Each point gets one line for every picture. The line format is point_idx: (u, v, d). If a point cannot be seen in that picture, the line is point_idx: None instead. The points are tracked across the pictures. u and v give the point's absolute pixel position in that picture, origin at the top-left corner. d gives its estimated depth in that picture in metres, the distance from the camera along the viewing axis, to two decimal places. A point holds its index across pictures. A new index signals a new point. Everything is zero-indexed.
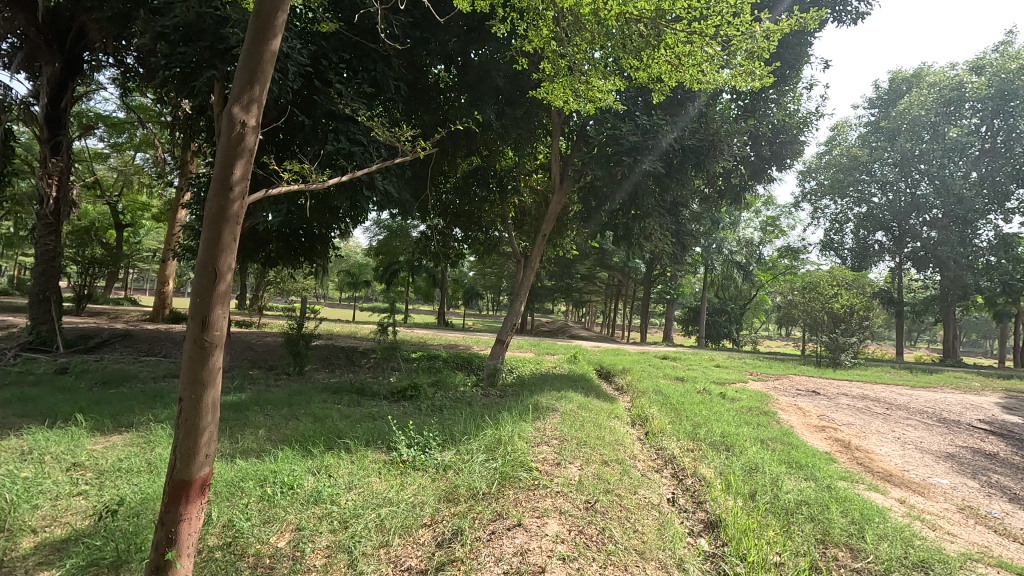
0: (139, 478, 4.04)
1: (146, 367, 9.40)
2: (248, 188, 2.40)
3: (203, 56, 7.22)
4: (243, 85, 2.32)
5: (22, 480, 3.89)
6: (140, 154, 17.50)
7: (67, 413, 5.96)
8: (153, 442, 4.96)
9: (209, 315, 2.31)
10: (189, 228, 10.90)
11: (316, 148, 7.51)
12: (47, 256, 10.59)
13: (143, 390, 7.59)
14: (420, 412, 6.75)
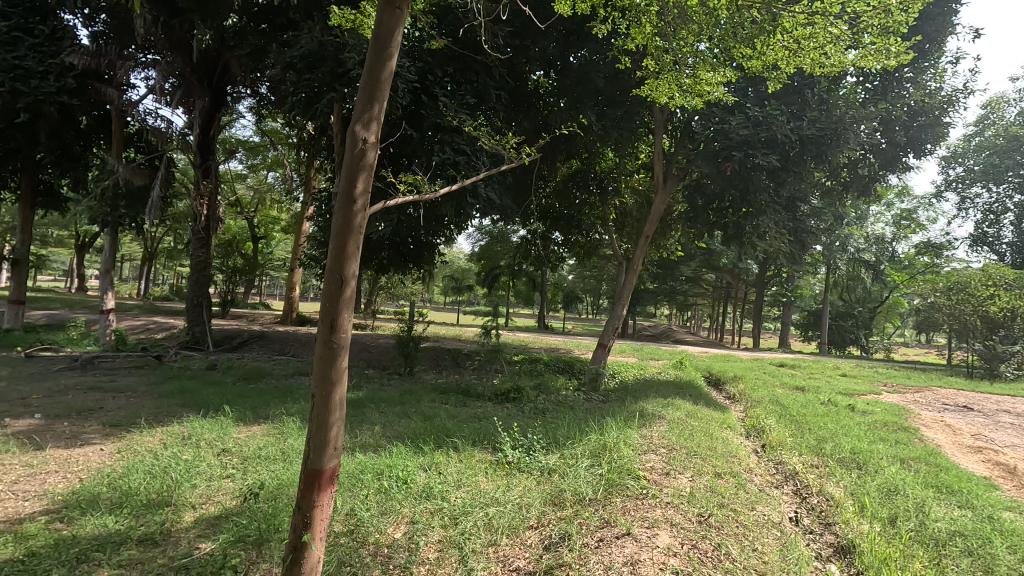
0: (276, 465, 4.50)
1: (279, 366, 10.41)
2: (369, 200, 2.57)
3: (324, 80, 7.89)
4: (364, 104, 2.50)
5: (184, 462, 4.49)
6: (271, 173, 19.47)
7: (216, 404, 6.77)
8: (286, 433, 5.49)
9: (337, 318, 2.50)
10: (313, 238, 11.95)
11: (424, 159, 7.91)
12: (199, 266, 12.10)
13: (276, 386, 8.41)
14: (523, 414, 6.83)
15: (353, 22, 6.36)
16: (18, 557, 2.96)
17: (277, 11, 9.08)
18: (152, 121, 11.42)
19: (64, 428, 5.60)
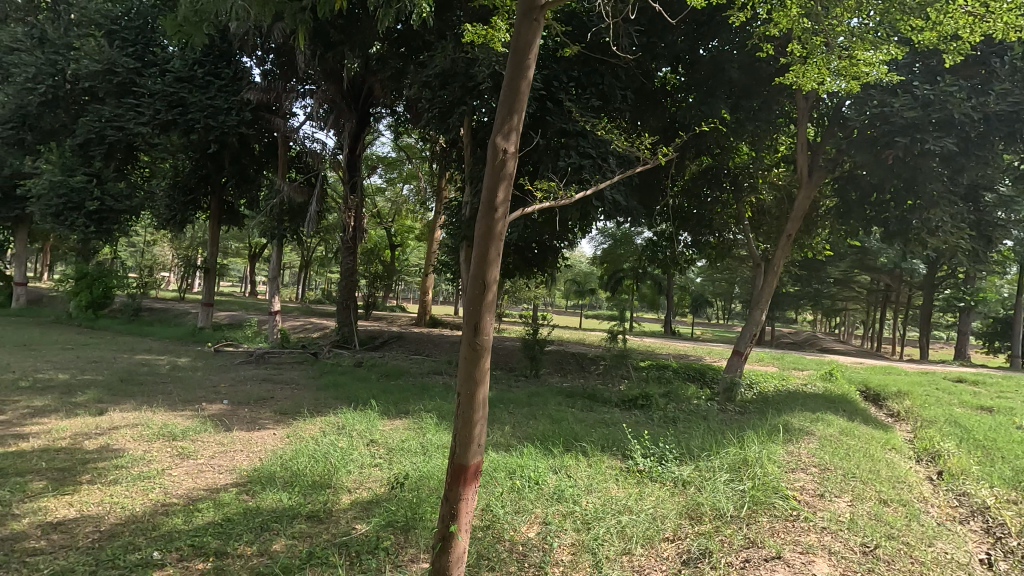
0: (417, 458, 4.83)
1: (415, 365, 11.15)
2: (509, 208, 2.67)
3: (456, 95, 8.35)
4: (505, 114, 2.61)
5: (340, 449, 4.99)
6: (406, 186, 20.98)
7: (364, 398, 7.45)
8: (424, 428, 5.87)
9: (479, 322, 2.64)
10: (445, 245, 12.65)
11: (550, 165, 8.02)
12: (347, 273, 13.40)
13: (414, 384, 9.01)
14: (653, 422, 6.63)
15: (485, 38, 6.72)
16: (217, 520, 3.49)
17: (414, 34, 9.76)
18: (310, 144, 12.89)
19: (245, 413, 6.50)
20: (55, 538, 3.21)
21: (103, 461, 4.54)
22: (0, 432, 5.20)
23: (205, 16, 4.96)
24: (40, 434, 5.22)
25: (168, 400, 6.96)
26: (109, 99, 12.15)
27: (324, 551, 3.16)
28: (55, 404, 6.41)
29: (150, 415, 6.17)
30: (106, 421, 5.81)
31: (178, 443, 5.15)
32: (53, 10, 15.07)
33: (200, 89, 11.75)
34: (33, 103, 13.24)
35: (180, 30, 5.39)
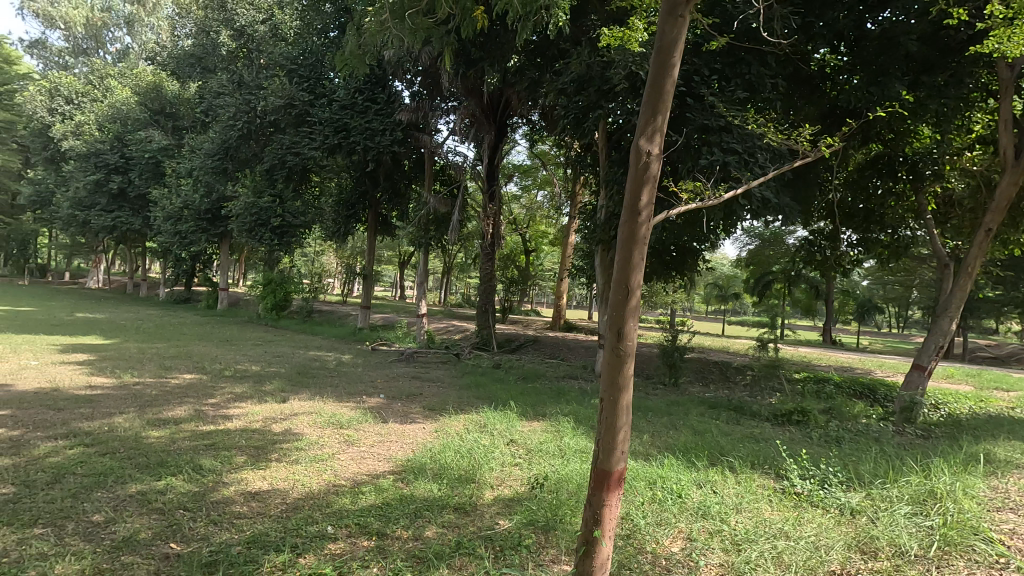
0: (555, 460, 4.89)
1: (551, 368, 11.32)
2: (653, 212, 2.69)
3: (591, 100, 8.36)
4: (647, 118, 2.64)
5: (483, 447, 5.23)
6: (541, 192, 21.42)
7: (503, 399, 7.75)
8: (562, 431, 5.93)
9: (623, 328, 2.70)
10: (580, 250, 12.67)
11: (690, 163, 7.68)
12: (486, 278, 14.02)
13: (550, 387, 9.16)
14: (811, 440, 6.00)
15: (622, 40, 6.68)
16: (377, 504, 3.86)
17: (549, 44, 9.96)
18: (453, 157, 13.74)
19: (398, 407, 7.11)
20: (253, 505, 3.79)
21: (287, 443, 5.26)
22: (212, 412, 6.27)
23: (366, 50, 5.55)
24: (240, 416, 6.19)
25: (335, 392, 7.86)
26: (289, 129, 14.08)
27: (471, 542, 3.33)
28: (250, 391, 7.57)
29: (322, 404, 7.02)
30: (288, 408, 6.73)
31: (345, 431, 5.79)
32: (248, 58, 17.88)
33: (359, 114, 13.10)
34: (233, 138, 15.79)
35: (346, 64, 6.08)
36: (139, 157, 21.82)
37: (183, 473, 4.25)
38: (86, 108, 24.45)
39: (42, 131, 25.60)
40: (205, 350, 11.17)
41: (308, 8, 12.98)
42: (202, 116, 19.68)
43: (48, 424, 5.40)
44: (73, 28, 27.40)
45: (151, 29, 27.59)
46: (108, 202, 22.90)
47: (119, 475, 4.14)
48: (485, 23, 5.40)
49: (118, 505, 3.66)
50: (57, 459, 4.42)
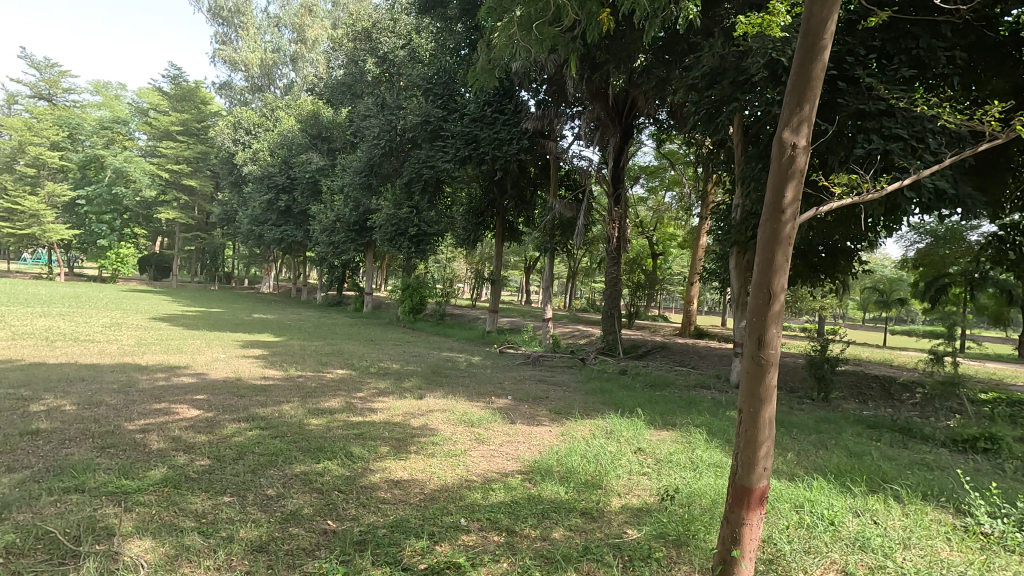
0: (686, 473, 4.67)
1: (681, 377, 10.84)
2: (799, 208, 2.54)
3: (725, 93, 7.91)
4: (792, 110, 2.52)
5: (610, 453, 5.16)
6: (669, 193, 20.65)
7: (630, 406, 7.57)
8: (694, 443, 5.64)
9: (765, 334, 2.59)
10: (713, 252, 11.97)
11: (842, 154, 6.92)
12: (612, 283, 13.81)
13: (680, 396, 8.77)
14: (1004, 473, 5.06)
15: (761, 26, 6.21)
16: (507, 501, 3.99)
17: (679, 39, 9.59)
18: (578, 162, 13.78)
19: (526, 409, 7.27)
20: (395, 492, 4.12)
21: (424, 437, 5.64)
22: (360, 405, 6.92)
23: (496, 64, 5.79)
24: (384, 410, 6.75)
25: (466, 391, 8.25)
26: (425, 144, 15.11)
27: (598, 548, 3.30)
28: (392, 387, 8.22)
29: (455, 402, 7.41)
30: (424, 404, 7.20)
31: (476, 429, 6.06)
32: (389, 81, 19.51)
33: (488, 125, 13.66)
34: (377, 155, 17.33)
35: (478, 79, 6.39)
36: (301, 177, 24.80)
37: (337, 458, 4.75)
38: (261, 137, 28.36)
39: (228, 159, 30.17)
40: (353, 349, 12.37)
41: (442, 30, 13.85)
42: (351, 138, 21.86)
43: (233, 408, 6.33)
44: (252, 70, 31.96)
45: (311, 64, 31.27)
46: (277, 218, 26.30)
47: (287, 456, 4.73)
48: (612, 25, 5.36)
49: (286, 482, 4.19)
50: (239, 438, 5.17)
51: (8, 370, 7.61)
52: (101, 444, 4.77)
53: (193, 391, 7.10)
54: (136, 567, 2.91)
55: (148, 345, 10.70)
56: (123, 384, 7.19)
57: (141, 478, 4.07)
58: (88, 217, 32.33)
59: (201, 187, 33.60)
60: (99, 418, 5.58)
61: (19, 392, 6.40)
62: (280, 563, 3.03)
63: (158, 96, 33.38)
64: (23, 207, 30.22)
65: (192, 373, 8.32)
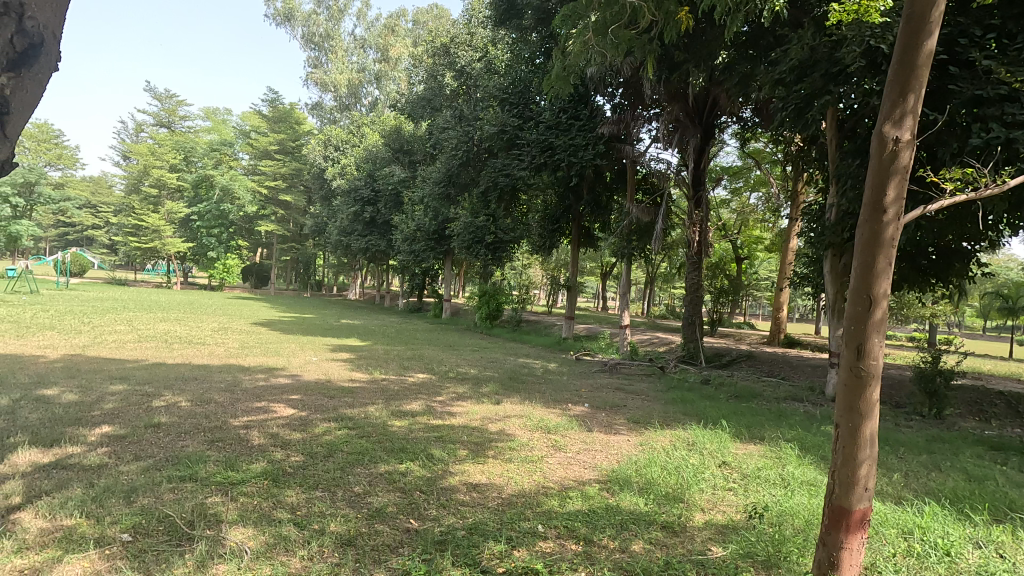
0: (777, 491, 4.40)
1: (769, 388, 10.23)
2: (904, 208, 2.35)
3: (816, 86, 7.43)
4: (894, 101, 2.34)
5: (692, 466, 4.97)
6: (754, 194, 19.71)
7: (714, 417, 7.25)
8: (785, 459, 5.31)
9: (864, 344, 2.41)
10: (805, 255, 11.23)
11: (955, 146, 6.28)
12: (693, 288, 13.32)
13: (768, 408, 8.28)
14: None
15: (857, 14, 5.74)
16: (585, 510, 3.95)
17: (763, 32, 9.16)
18: (655, 165, 13.46)
19: (603, 417, 7.16)
20: (474, 495, 4.20)
21: (501, 442, 5.70)
22: (440, 409, 7.11)
23: (571, 71, 5.79)
24: (462, 414, 6.90)
25: (542, 398, 8.25)
26: (501, 153, 15.35)
27: (680, 564, 3.19)
28: (470, 392, 8.39)
29: (531, 409, 7.43)
30: (501, 410, 7.28)
31: (553, 436, 6.05)
32: (466, 93, 20.04)
33: (564, 132, 13.65)
34: (455, 166, 17.85)
35: (553, 86, 6.41)
36: (385, 190, 25.98)
37: (419, 460, 4.91)
38: (348, 153, 30.05)
39: (319, 175, 32.22)
40: (433, 354, 12.75)
41: (518, 40, 14.03)
42: (431, 150, 22.65)
43: (323, 408, 6.72)
44: (340, 90, 33.98)
45: (394, 81, 32.78)
46: (363, 229, 27.70)
47: (372, 456, 4.95)
48: (690, 23, 5.20)
49: (371, 481, 4.38)
50: (329, 437, 5.48)
51: (135, 369, 8.54)
52: (210, 438, 5.23)
53: (288, 391, 7.61)
54: (239, 552, 3.16)
55: (250, 348, 11.62)
56: (229, 384, 7.85)
57: (244, 470, 4.42)
58: (199, 231, 35.64)
59: (295, 201, 36.08)
60: (208, 414, 6.12)
61: (144, 388, 7.17)
62: (367, 558, 3.18)
63: (259, 119, 36.29)
64: (147, 224, 33.91)
65: (287, 374, 8.91)
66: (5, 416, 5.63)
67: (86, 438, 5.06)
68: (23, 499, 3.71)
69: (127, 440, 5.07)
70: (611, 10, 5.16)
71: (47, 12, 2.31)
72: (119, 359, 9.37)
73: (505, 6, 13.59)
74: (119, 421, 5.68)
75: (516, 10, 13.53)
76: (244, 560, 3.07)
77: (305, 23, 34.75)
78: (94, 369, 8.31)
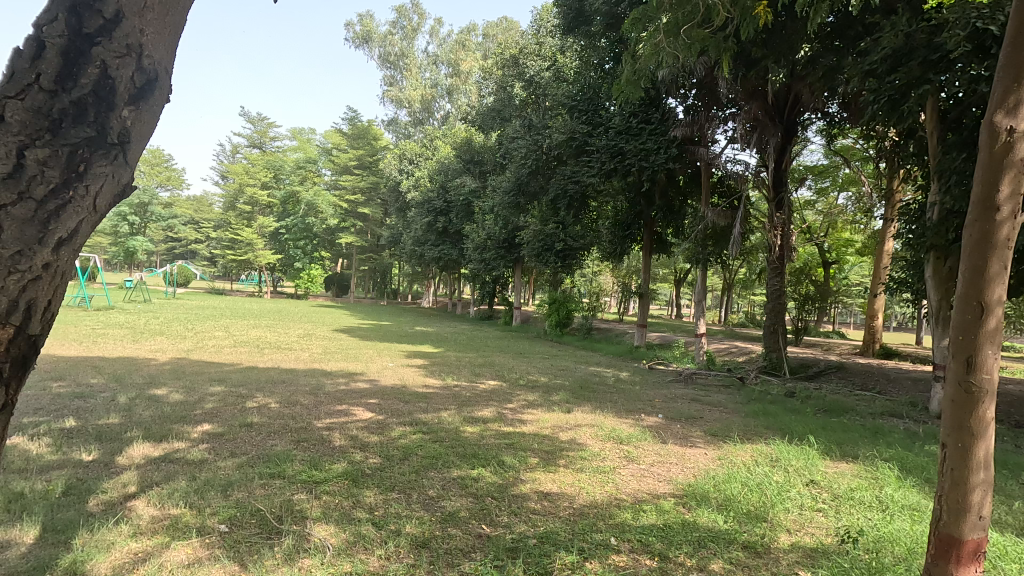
0: (874, 515, 4.05)
1: (862, 402, 9.48)
2: (1022, 205, 2.11)
3: (913, 75, 6.85)
4: (1008, 87, 2.12)
5: (776, 483, 4.69)
6: (843, 194, 18.50)
7: (800, 432, 6.81)
8: (882, 480, 4.88)
9: (975, 356, 2.17)
10: (903, 258, 10.36)
11: None
12: (775, 295, 12.63)
13: (862, 424, 7.67)
14: None
15: None
16: (659, 525, 3.83)
17: (851, 22, 8.59)
18: (732, 167, 12.90)
19: (678, 429, 6.93)
20: (545, 504, 4.17)
21: (572, 452, 5.65)
22: (511, 416, 7.15)
23: (642, 75, 5.67)
24: (533, 422, 6.91)
25: (614, 408, 8.10)
26: (570, 160, 15.32)
27: None
28: (541, 400, 8.38)
29: (603, 418, 7.31)
30: (572, 418, 7.22)
31: (625, 447, 5.92)
32: (535, 101, 20.20)
33: (635, 137, 13.39)
34: (525, 175, 18.00)
35: (622, 91, 6.32)
36: (457, 200, 26.60)
37: (490, 466, 4.97)
38: (422, 166, 31.11)
39: (395, 187, 33.55)
40: (504, 361, 12.90)
41: (586, 47, 13.99)
42: (500, 159, 23.00)
43: (399, 412, 6.95)
44: (414, 105, 35.35)
45: (465, 94, 33.62)
46: (436, 238, 28.53)
47: (445, 461, 5.06)
48: (769, 17, 4.94)
49: (445, 485, 4.48)
50: (404, 440, 5.66)
51: (231, 372, 9.25)
52: (296, 438, 5.55)
53: (367, 395, 7.93)
54: (322, 548, 3.33)
55: (332, 354, 12.24)
56: (313, 387, 8.30)
57: (327, 470, 4.66)
58: (288, 244, 38.24)
59: (373, 214, 37.79)
60: (295, 415, 6.51)
61: (238, 390, 7.73)
62: (441, 561, 3.25)
63: (340, 137, 38.35)
64: (242, 238, 36.87)
65: (366, 379, 9.32)
66: (123, 413, 6.25)
67: (189, 435, 5.53)
68: (138, 488, 4.11)
69: (224, 438, 5.49)
70: (683, 9, 5.01)
71: (162, 49, 2.12)
72: (218, 362, 10.17)
73: (573, 13, 13.57)
74: (217, 420, 6.16)
75: (584, 17, 13.47)
76: (327, 556, 3.23)
77: (382, 43, 36.43)
78: (196, 371, 9.07)
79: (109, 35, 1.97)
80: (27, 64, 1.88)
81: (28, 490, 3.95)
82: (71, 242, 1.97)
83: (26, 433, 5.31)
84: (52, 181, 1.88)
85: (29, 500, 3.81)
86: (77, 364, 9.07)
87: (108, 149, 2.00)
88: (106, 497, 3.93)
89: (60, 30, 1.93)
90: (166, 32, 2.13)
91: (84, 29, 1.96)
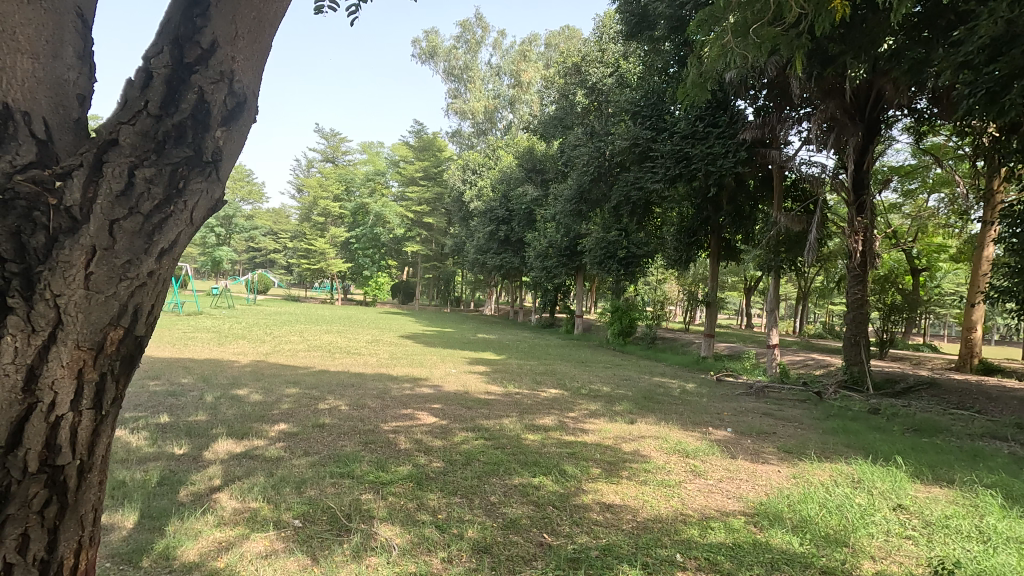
0: (973, 545, 3.70)
1: (958, 422, 8.69)
2: None
3: (1015, 64, 6.23)
4: None
5: (858, 506, 4.38)
6: (934, 196, 17.23)
7: (886, 452, 6.33)
8: (984, 509, 4.44)
9: None
10: (1005, 265, 9.44)
11: None
12: (855, 304, 11.86)
13: (959, 446, 7.02)
14: None
15: None
16: (729, 543, 3.67)
17: (941, 11, 7.98)
18: (808, 169, 12.21)
19: (749, 444, 6.63)
20: (608, 515, 4.10)
21: (637, 463, 5.53)
22: (573, 425, 7.10)
23: (707, 77, 5.49)
24: (595, 431, 6.82)
25: (680, 420, 7.88)
26: (633, 166, 15.08)
27: None
28: (603, 410, 8.27)
29: (668, 431, 7.10)
30: (635, 429, 7.06)
31: (692, 461, 5.72)
32: (598, 108, 19.99)
33: (701, 141, 12.98)
34: (586, 181, 17.89)
35: (687, 94, 6.17)
36: (519, 209, 26.83)
37: (552, 475, 4.95)
38: (485, 176, 31.55)
39: (458, 198, 34.19)
40: (565, 369, 12.80)
41: (650, 52, 13.72)
42: (562, 167, 22.96)
43: (462, 418, 7.08)
44: (477, 116, 36.03)
45: (526, 103, 33.84)
46: (498, 246, 28.84)
47: (507, 467, 5.09)
48: (846, 12, 4.61)
49: (506, 491, 4.50)
50: (467, 446, 5.74)
51: (305, 375, 9.70)
52: (365, 440, 5.78)
53: (431, 401, 8.10)
54: (388, 547, 3.43)
55: (397, 359, 12.62)
56: (380, 391, 8.61)
57: (392, 472, 4.80)
58: (357, 253, 39.70)
59: (438, 223, 38.68)
60: (364, 418, 6.76)
61: (312, 393, 8.14)
62: (503, 566, 3.27)
63: (406, 149, 39.53)
64: (317, 247, 38.92)
65: (430, 385, 9.54)
66: (210, 411, 6.74)
67: (268, 433, 5.88)
68: (221, 482, 4.39)
69: (299, 437, 5.80)
70: (752, 8, 4.81)
71: (251, 74, 2.29)
72: (293, 365, 10.73)
73: (636, 19, 13.35)
74: (293, 420, 6.50)
75: (647, 21, 13.22)
76: (392, 555, 3.33)
77: (446, 58, 37.36)
78: (274, 373, 9.63)
79: (207, 63, 2.15)
80: (139, 93, 2.12)
81: (129, 479, 4.33)
82: (171, 252, 2.16)
83: (127, 427, 5.82)
84: (157, 197, 2.06)
85: (130, 488, 4.18)
86: (170, 365, 9.87)
87: (204, 167, 2.18)
88: (195, 488, 4.25)
89: (166, 62, 2.15)
90: (256, 57, 2.30)
91: (185, 60, 2.15)
